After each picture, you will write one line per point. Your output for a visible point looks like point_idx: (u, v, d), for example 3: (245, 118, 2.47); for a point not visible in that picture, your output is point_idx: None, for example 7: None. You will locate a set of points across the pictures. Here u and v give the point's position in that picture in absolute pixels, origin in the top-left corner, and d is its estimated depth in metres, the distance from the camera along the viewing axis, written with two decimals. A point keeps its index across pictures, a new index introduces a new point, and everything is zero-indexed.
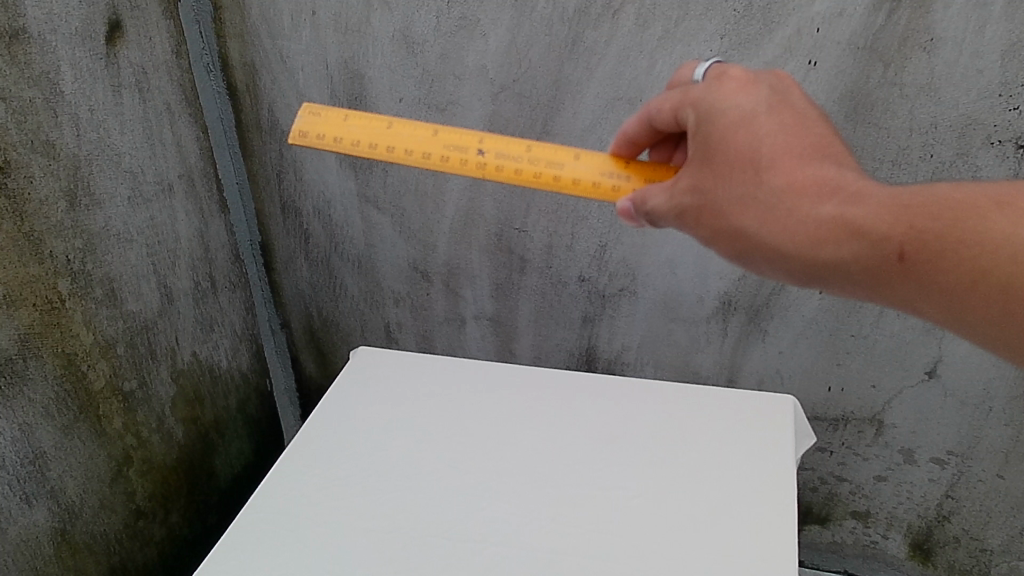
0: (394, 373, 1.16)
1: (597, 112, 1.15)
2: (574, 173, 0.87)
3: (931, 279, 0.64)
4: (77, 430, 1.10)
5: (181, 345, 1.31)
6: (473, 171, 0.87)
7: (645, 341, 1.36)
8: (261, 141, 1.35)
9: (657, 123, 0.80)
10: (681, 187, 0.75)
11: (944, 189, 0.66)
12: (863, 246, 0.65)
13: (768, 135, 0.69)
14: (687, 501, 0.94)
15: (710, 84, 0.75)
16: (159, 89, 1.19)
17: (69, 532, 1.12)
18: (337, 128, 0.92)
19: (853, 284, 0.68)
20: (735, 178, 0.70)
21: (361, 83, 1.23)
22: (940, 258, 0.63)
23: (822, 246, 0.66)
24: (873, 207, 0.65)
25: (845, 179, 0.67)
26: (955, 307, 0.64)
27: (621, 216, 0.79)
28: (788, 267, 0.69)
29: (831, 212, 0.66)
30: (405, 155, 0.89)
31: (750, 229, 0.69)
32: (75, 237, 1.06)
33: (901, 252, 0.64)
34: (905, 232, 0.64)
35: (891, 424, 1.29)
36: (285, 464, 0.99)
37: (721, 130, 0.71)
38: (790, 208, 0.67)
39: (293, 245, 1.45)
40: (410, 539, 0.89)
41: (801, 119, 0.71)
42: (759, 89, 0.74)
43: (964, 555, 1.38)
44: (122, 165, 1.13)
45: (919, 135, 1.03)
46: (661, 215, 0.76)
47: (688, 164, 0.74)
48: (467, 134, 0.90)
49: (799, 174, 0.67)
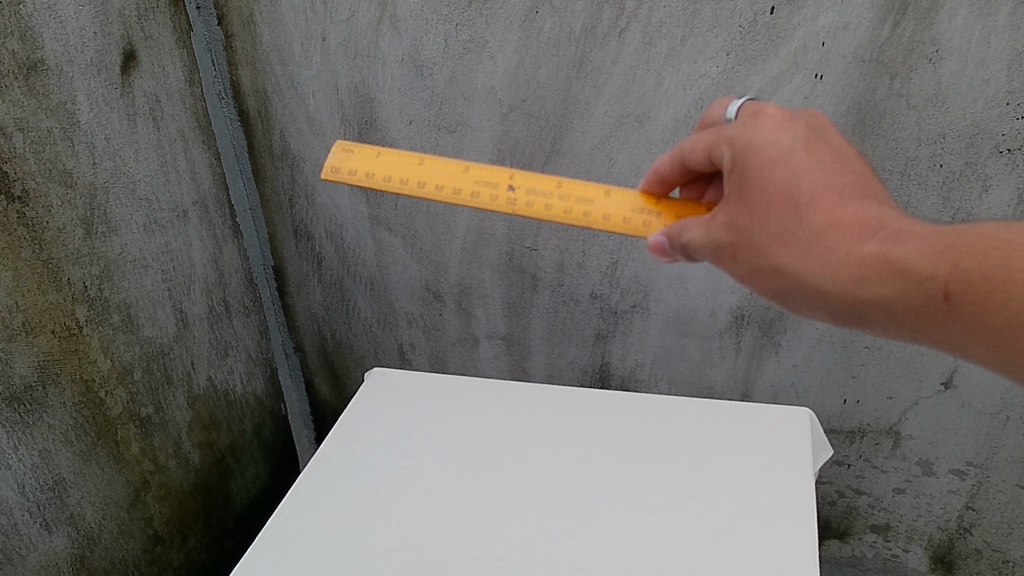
0: (409, 394, 1.17)
1: (606, 130, 1.16)
2: (603, 209, 0.87)
3: (979, 318, 0.62)
4: (96, 456, 1.11)
5: (197, 370, 1.32)
6: (501, 205, 0.87)
7: (658, 357, 1.36)
8: (273, 166, 1.36)
9: (689, 163, 0.81)
10: (717, 223, 0.74)
11: (992, 227, 0.64)
12: (907, 283, 0.64)
13: (807, 173, 0.69)
14: (706, 515, 0.94)
15: (745, 123, 0.75)
16: (173, 117, 1.20)
17: (87, 558, 1.13)
18: (369, 164, 0.94)
19: (898, 324, 0.67)
20: (774, 216, 0.69)
21: (371, 106, 1.25)
22: (986, 300, 0.61)
23: (863, 283, 0.65)
24: (916, 245, 0.64)
25: (887, 218, 0.66)
26: (1004, 350, 0.62)
27: (654, 249, 0.79)
28: (828, 305, 0.68)
29: (873, 249, 0.64)
30: (435, 190, 0.89)
31: (789, 266, 0.68)
32: (92, 264, 1.07)
33: (945, 291, 0.63)
34: (949, 269, 0.62)
35: (908, 436, 1.28)
36: (303, 486, 1.00)
37: (758, 167, 0.71)
38: (831, 246, 0.66)
39: (306, 268, 1.46)
40: (429, 559, 0.89)
41: (839, 157, 0.71)
42: (795, 128, 0.74)
43: (986, 567, 1.36)
44: (137, 193, 1.14)
45: (927, 145, 1.04)
46: (697, 250, 0.76)
47: (724, 201, 0.73)
48: (498, 172, 0.91)
49: (840, 212, 0.66)
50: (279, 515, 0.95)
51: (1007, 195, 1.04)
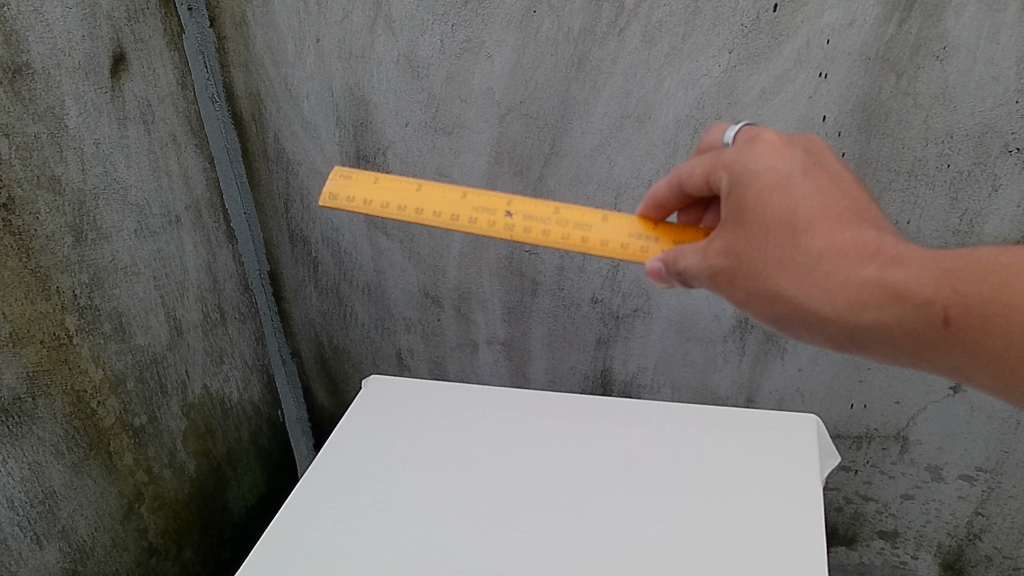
0: (407, 402, 1.14)
1: (606, 131, 1.14)
2: (601, 233, 0.85)
3: (980, 344, 0.59)
4: (87, 467, 1.09)
5: (192, 378, 1.30)
6: (500, 231, 0.85)
7: (661, 362, 1.34)
8: (268, 170, 1.34)
9: (687, 188, 0.78)
10: (713, 249, 0.72)
11: (991, 251, 0.62)
12: (905, 308, 0.62)
13: (804, 198, 0.66)
14: (711, 526, 0.92)
15: (743, 148, 0.72)
16: (164, 121, 1.18)
17: (80, 572, 1.10)
18: (366, 191, 0.91)
19: (899, 350, 0.64)
20: (771, 241, 0.66)
21: (366, 108, 1.22)
22: (985, 325, 0.59)
23: (862, 309, 0.63)
24: (915, 270, 0.61)
25: (885, 243, 0.63)
26: (1007, 376, 0.59)
27: (652, 276, 0.77)
28: (827, 332, 0.66)
29: (871, 274, 0.62)
30: (433, 217, 0.87)
31: (787, 292, 0.66)
32: (81, 272, 1.05)
33: (944, 316, 0.60)
34: (948, 293, 0.60)
35: (916, 440, 1.26)
36: (298, 499, 0.97)
37: (755, 192, 0.68)
38: (829, 273, 0.64)
39: (303, 273, 1.44)
40: (426, 573, 0.87)
41: (836, 181, 0.68)
42: (793, 151, 0.71)
43: (997, 574, 1.34)
44: (128, 198, 1.12)
45: (934, 145, 1.01)
46: (693, 276, 0.73)
47: (720, 227, 0.71)
48: (496, 197, 0.89)
49: (837, 237, 0.64)
50: (274, 530, 0.93)
51: (1017, 195, 1.02)
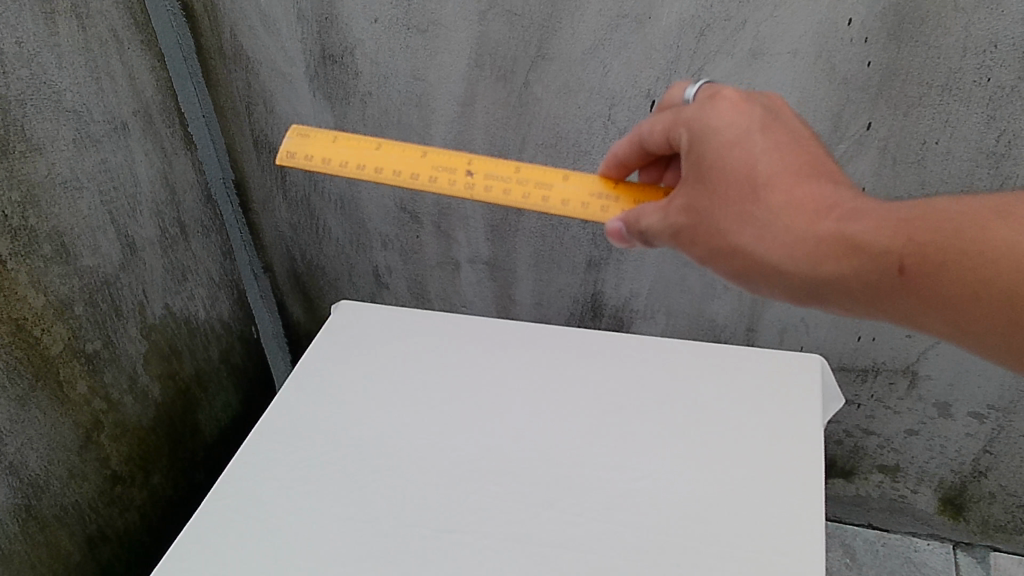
0: (374, 332, 1.05)
1: (599, 32, 1.00)
2: (545, 193, 0.80)
3: (936, 294, 0.57)
4: (35, 401, 1.01)
5: (151, 299, 1.21)
6: (459, 190, 0.80)
7: (656, 287, 1.24)
8: (226, 68, 1.21)
9: (648, 147, 0.74)
10: (675, 207, 0.68)
11: (944, 202, 0.60)
12: (861, 260, 0.59)
13: (764, 153, 0.63)
14: (699, 480, 0.84)
15: (703, 105, 0.68)
16: (101, 14, 1.04)
17: (34, 507, 1.04)
18: (326, 149, 0.86)
19: (857, 304, 0.62)
20: (731, 198, 0.63)
21: (330, 2, 1.08)
22: (944, 274, 0.57)
23: (820, 264, 0.60)
24: (871, 222, 0.59)
25: (841, 196, 0.61)
26: (963, 324, 0.57)
27: (611, 236, 0.73)
28: (789, 288, 0.63)
29: (828, 227, 0.59)
30: (393, 175, 0.82)
31: (748, 248, 0.63)
32: (13, 190, 0.94)
33: (901, 266, 0.58)
34: (895, 244, 0.58)
35: (926, 376, 1.18)
36: (254, 444, 0.90)
37: (713, 148, 0.65)
38: (787, 227, 0.61)
39: (270, 184, 1.33)
40: (388, 533, 0.80)
41: (795, 136, 0.65)
42: (751, 107, 0.67)
43: (1000, 510, 1.30)
44: (63, 104, 1.00)
45: (974, 55, 0.89)
46: (656, 235, 0.70)
47: (682, 183, 0.68)
48: (457, 155, 0.84)
49: (796, 193, 0.61)
50: (226, 474, 0.87)
51: None
